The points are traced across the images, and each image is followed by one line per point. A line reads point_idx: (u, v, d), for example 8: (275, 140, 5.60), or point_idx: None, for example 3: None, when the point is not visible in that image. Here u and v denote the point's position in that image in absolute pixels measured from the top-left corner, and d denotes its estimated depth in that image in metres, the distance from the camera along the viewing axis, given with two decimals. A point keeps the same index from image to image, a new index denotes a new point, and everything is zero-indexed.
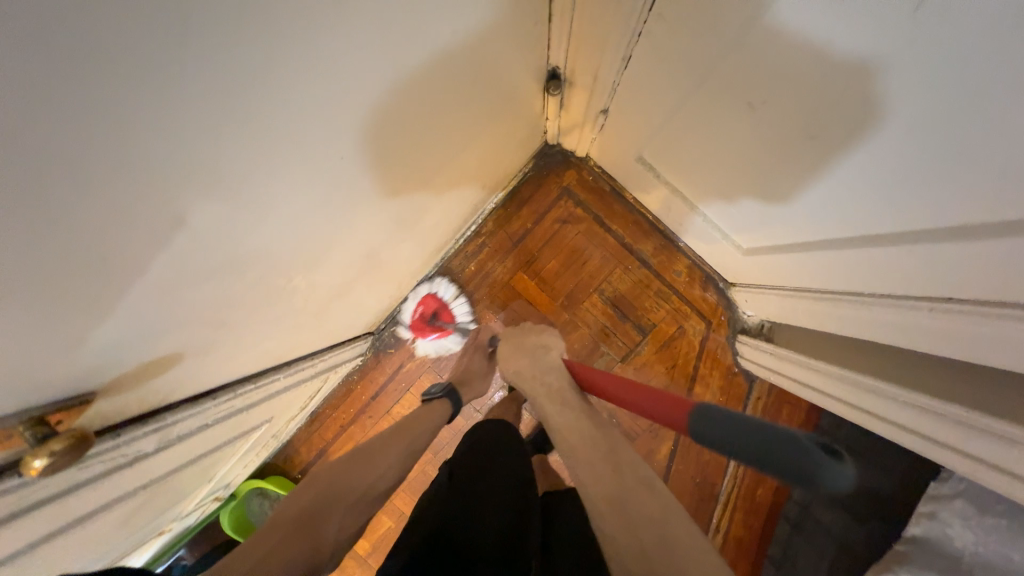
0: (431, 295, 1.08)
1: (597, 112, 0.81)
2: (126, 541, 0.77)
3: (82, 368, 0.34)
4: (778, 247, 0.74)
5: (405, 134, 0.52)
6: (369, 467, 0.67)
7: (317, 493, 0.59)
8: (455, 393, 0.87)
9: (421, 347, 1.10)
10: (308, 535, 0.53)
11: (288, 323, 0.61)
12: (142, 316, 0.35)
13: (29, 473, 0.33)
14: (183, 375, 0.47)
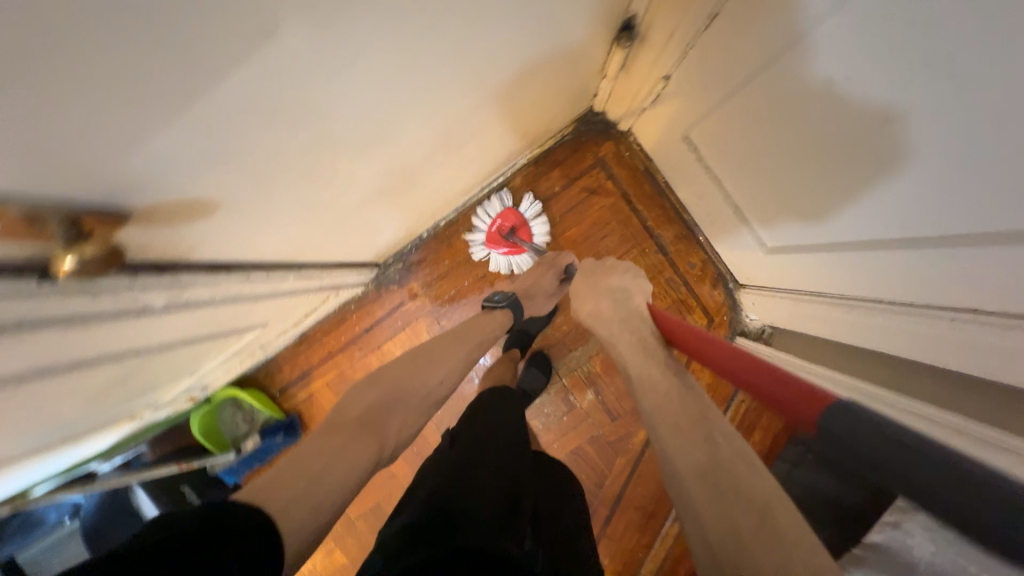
0: (512, 209, 1.03)
1: (657, 79, 0.77)
2: (96, 414, 0.75)
3: (129, 177, 0.32)
4: (800, 247, 0.73)
5: (480, 43, 0.49)
6: (430, 373, 0.71)
7: (376, 400, 0.63)
8: (519, 307, 0.87)
9: (493, 261, 1.05)
10: (370, 440, 0.57)
11: (315, 215, 0.59)
12: (197, 138, 0.34)
13: (56, 275, 0.32)
14: (209, 237, 0.46)
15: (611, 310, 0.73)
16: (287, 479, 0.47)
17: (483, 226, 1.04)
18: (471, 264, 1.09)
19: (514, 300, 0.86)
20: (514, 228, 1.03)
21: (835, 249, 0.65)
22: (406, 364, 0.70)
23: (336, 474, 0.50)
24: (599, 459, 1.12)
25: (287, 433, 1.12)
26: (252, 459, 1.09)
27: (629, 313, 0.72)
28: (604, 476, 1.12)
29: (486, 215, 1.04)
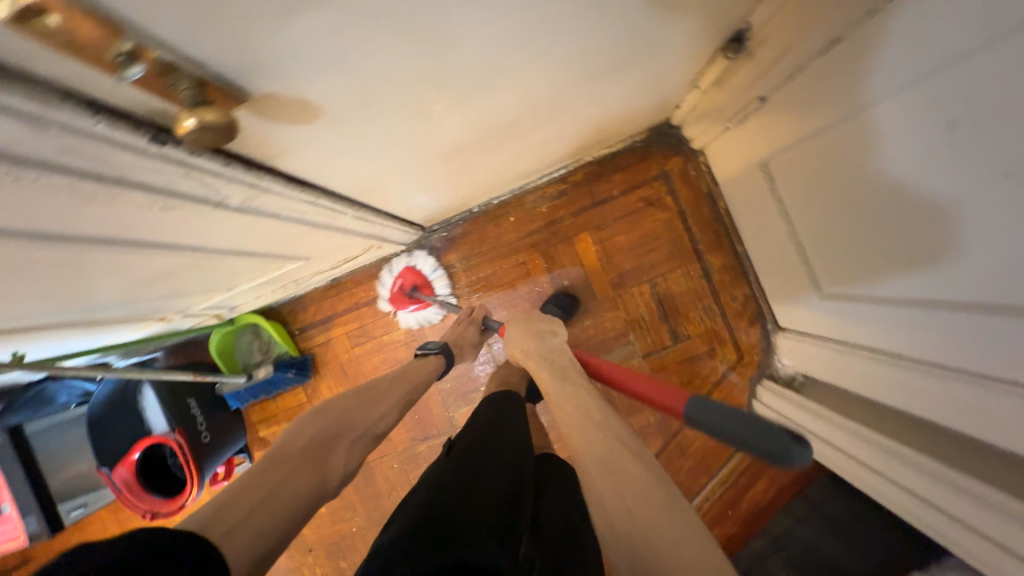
0: (409, 267, 1.07)
1: (750, 100, 0.75)
2: (127, 306, 0.76)
3: (262, 58, 0.32)
4: (854, 295, 0.71)
5: (601, 12, 0.48)
6: (371, 408, 0.68)
7: (322, 431, 0.61)
8: (449, 354, 0.83)
9: (404, 319, 1.08)
10: (309, 472, 0.57)
11: (396, 153, 0.59)
12: (330, 35, 0.34)
13: (177, 131, 0.31)
14: (300, 146, 0.46)
15: (534, 346, 0.70)
16: (231, 509, 0.47)
17: (385, 289, 1.07)
18: (513, 249, 1.09)
19: (446, 348, 0.83)
20: (414, 287, 1.06)
21: (891, 299, 0.63)
22: (345, 397, 0.67)
23: (268, 510, 0.50)
24: None
25: (298, 371, 1.12)
26: (258, 389, 1.11)
27: (561, 352, 0.69)
28: None
29: (386, 278, 1.08)
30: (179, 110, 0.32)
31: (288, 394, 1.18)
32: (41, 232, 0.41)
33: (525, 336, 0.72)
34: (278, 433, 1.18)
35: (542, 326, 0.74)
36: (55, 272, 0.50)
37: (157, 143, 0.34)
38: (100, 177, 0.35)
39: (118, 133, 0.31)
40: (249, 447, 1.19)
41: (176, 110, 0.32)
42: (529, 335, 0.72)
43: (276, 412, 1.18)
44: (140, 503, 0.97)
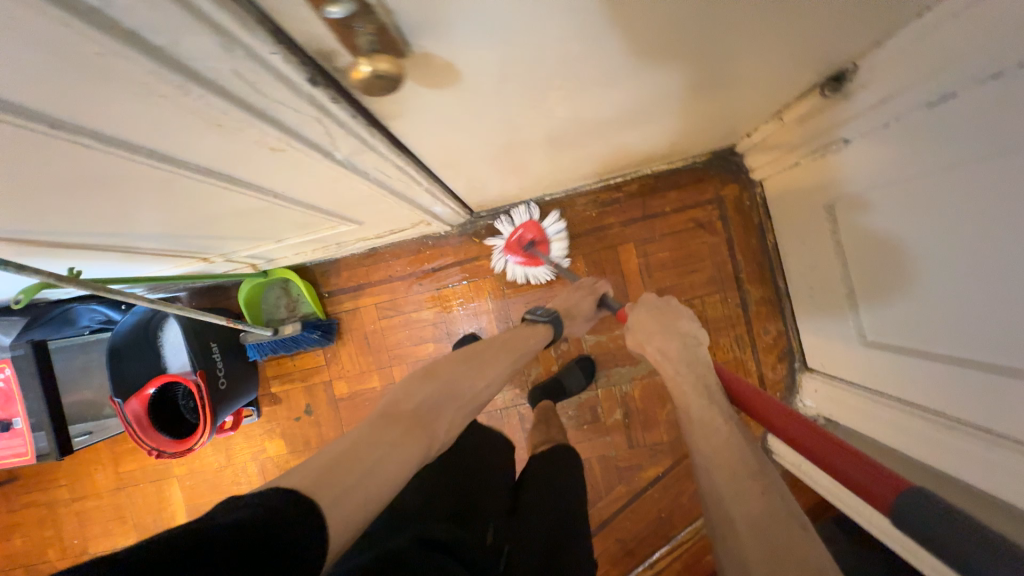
0: (532, 221, 1.05)
1: (829, 141, 0.75)
2: (177, 240, 0.75)
3: (437, 21, 0.32)
4: (901, 347, 0.72)
5: (736, 28, 0.48)
6: (477, 376, 0.69)
7: (432, 395, 0.61)
8: (558, 323, 0.85)
9: (510, 271, 1.08)
10: (419, 431, 0.55)
11: (494, 133, 0.59)
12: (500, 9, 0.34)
13: (351, 77, 0.32)
14: (418, 110, 0.45)
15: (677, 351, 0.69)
16: (337, 476, 0.43)
17: (504, 235, 1.06)
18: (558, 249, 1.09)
19: (555, 318, 0.85)
20: (535, 242, 1.05)
21: (942, 356, 0.64)
22: (455, 364, 0.68)
23: (385, 470, 0.47)
24: (600, 478, 1.11)
25: (323, 334, 1.11)
26: (281, 344, 1.11)
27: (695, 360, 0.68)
28: (600, 496, 1.11)
29: (509, 226, 1.06)
30: (353, 62, 0.33)
31: (307, 354, 1.17)
32: (157, 151, 0.41)
33: (667, 337, 0.70)
34: (292, 391, 1.18)
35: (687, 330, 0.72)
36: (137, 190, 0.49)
37: (310, 84, 0.34)
38: (244, 111, 0.35)
39: (286, 66, 0.31)
40: (258, 401, 1.19)
41: (352, 56, 0.32)
42: (667, 332, 0.72)
43: (292, 370, 1.18)
44: (147, 439, 0.96)
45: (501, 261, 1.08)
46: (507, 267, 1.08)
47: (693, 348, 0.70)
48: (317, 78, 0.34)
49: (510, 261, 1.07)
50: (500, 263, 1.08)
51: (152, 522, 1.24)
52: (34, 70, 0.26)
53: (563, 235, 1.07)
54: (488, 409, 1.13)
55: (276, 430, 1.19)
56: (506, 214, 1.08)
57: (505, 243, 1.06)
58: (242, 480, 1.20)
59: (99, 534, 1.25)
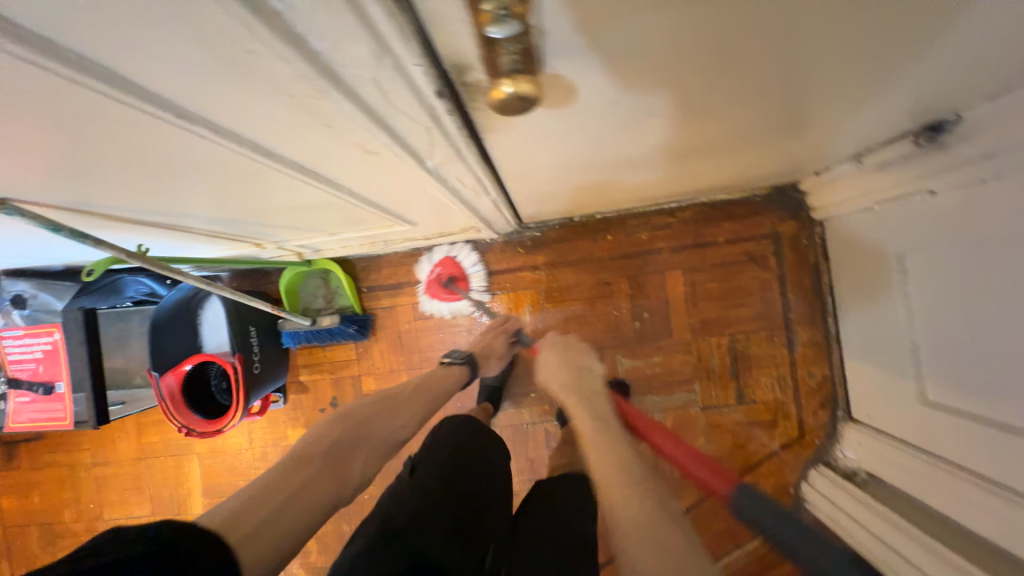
0: (449, 258, 1.10)
1: (912, 191, 0.72)
2: (240, 226, 0.75)
3: (573, 37, 0.31)
4: (962, 411, 0.69)
5: (853, 68, 0.46)
6: (394, 416, 0.68)
7: (342, 436, 0.60)
8: (474, 364, 0.84)
9: (434, 308, 1.11)
10: (329, 475, 0.55)
11: (578, 151, 0.57)
12: (638, 32, 0.33)
13: (490, 97, 0.31)
14: (521, 126, 0.45)
15: (576, 388, 0.77)
16: (255, 508, 0.46)
17: (424, 274, 1.11)
18: (601, 268, 1.08)
19: (471, 359, 0.84)
20: (451, 278, 1.09)
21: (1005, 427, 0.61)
22: (369, 404, 0.67)
23: (290, 515, 0.48)
24: None
25: (358, 328, 1.11)
26: (317, 335, 1.11)
27: (591, 393, 0.77)
28: None
29: (429, 262, 1.11)
30: (490, 82, 0.32)
31: (339, 346, 1.17)
32: (256, 143, 0.40)
33: (567, 373, 0.80)
34: (319, 382, 1.18)
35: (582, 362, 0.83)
36: (215, 173, 0.49)
37: (438, 95, 0.34)
38: (367, 116, 0.34)
39: (424, 76, 0.31)
40: (285, 387, 1.19)
41: (493, 73, 0.31)
42: (567, 367, 0.82)
43: (322, 361, 1.18)
44: (178, 415, 0.97)
45: (423, 298, 1.11)
46: (431, 304, 1.11)
47: (589, 376, 0.80)
48: (444, 90, 0.34)
49: (432, 298, 1.11)
50: (422, 299, 1.11)
51: (168, 496, 1.24)
52: (181, 50, 0.26)
53: (481, 268, 1.10)
54: (515, 422, 1.12)
55: (300, 418, 1.19)
56: (427, 253, 1.12)
57: (426, 280, 1.11)
58: (261, 465, 1.20)
59: (115, 501, 1.27)
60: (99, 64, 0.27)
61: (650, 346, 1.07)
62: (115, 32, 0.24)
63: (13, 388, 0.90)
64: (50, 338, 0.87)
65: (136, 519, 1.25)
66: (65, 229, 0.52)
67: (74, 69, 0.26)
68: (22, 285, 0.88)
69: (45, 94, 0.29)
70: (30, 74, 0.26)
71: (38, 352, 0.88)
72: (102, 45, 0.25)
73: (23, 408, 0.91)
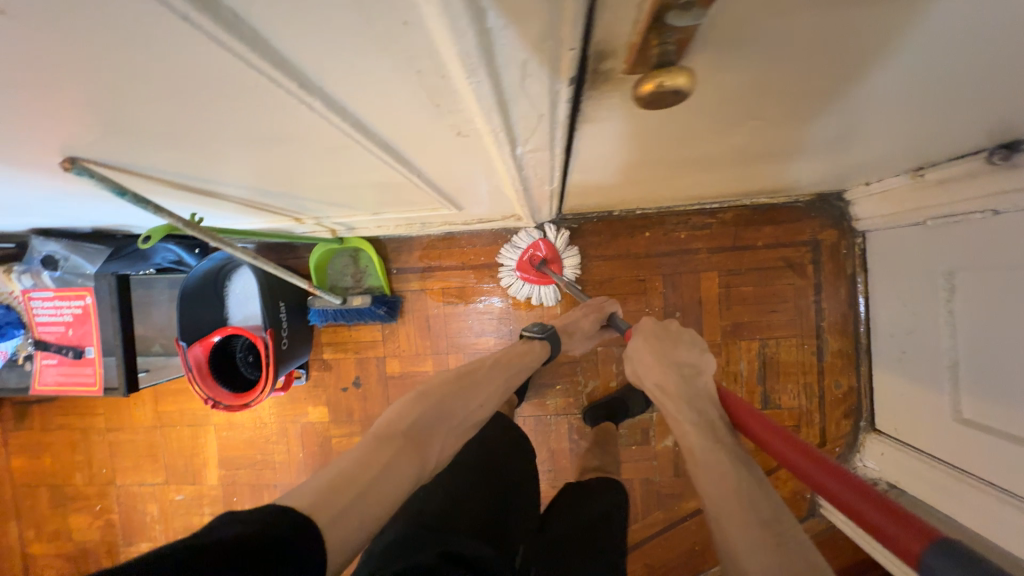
0: (544, 241, 1.04)
1: (971, 209, 0.72)
2: (290, 199, 0.73)
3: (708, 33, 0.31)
4: (996, 430, 0.70)
5: (953, 85, 0.45)
6: (473, 394, 0.66)
7: (424, 415, 0.58)
8: (554, 341, 0.84)
9: (521, 290, 1.07)
10: (410, 454, 0.52)
11: (656, 147, 0.56)
12: (772, 34, 0.32)
13: (636, 91, 0.30)
14: (624, 118, 0.43)
15: (673, 385, 0.60)
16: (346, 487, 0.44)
17: (515, 255, 1.05)
18: (637, 264, 1.07)
19: (552, 334, 0.84)
20: (545, 261, 1.03)
21: None
22: (445, 385, 0.64)
23: (381, 491, 0.46)
24: (639, 499, 1.10)
25: (388, 310, 1.11)
26: (347, 314, 1.10)
27: (698, 391, 0.59)
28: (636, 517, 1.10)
29: (520, 241, 1.05)
30: (637, 79, 0.31)
31: (365, 327, 1.16)
32: (356, 117, 0.39)
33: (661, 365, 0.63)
34: (343, 362, 1.17)
35: (685, 360, 0.64)
36: (291, 146, 0.47)
37: (574, 81, 0.33)
38: (492, 100, 0.33)
39: (572, 62, 0.30)
40: (308, 364, 1.18)
41: (643, 67, 0.30)
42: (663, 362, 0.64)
43: (347, 340, 1.17)
44: (203, 387, 0.96)
45: (511, 279, 1.07)
46: (520, 286, 1.07)
47: (694, 380, 0.61)
48: (577, 77, 0.33)
49: (521, 280, 1.06)
50: (509, 280, 1.07)
51: (183, 465, 1.24)
52: (336, 18, 0.25)
53: (574, 251, 1.05)
54: (539, 413, 1.12)
55: (322, 396, 1.18)
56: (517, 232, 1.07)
57: (516, 262, 1.06)
58: (279, 440, 1.20)
59: (128, 468, 1.26)
60: (243, 20, 0.26)
61: None
62: None
63: (41, 350, 0.89)
64: (81, 301, 0.86)
65: (150, 486, 1.25)
66: (130, 193, 0.52)
67: (219, 24, 0.25)
68: (52, 246, 0.86)
69: (177, 48, 0.28)
70: (170, 24, 0.25)
71: (68, 315, 0.87)
72: (260, 5, 0.24)
73: (48, 370, 0.90)
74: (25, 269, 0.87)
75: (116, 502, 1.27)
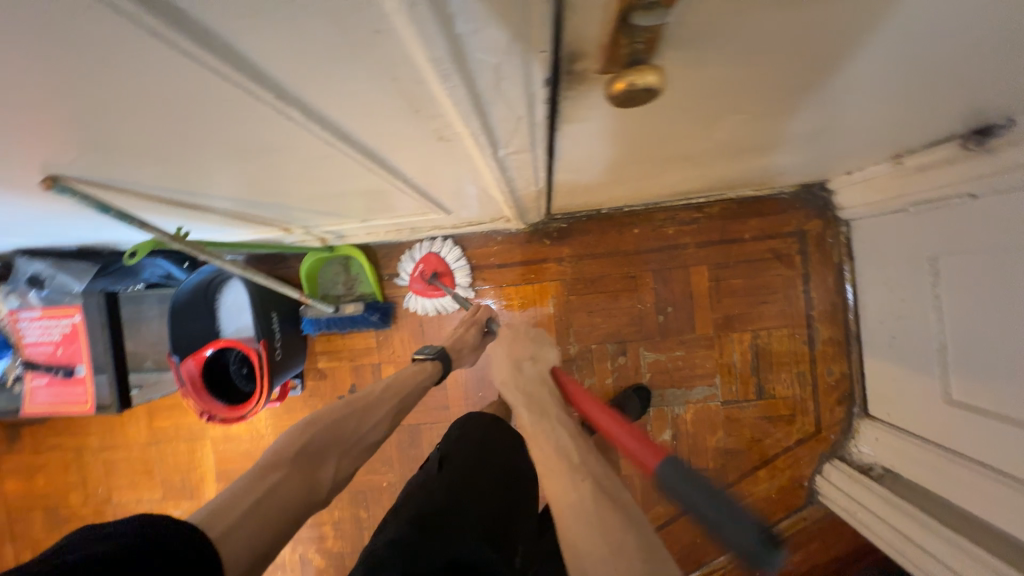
0: (431, 254, 1.08)
1: (949, 194, 0.73)
2: (277, 210, 0.73)
3: (683, 33, 0.32)
4: (983, 410, 0.71)
5: (925, 75, 0.47)
6: (365, 418, 0.66)
7: (315, 437, 0.60)
8: (445, 359, 0.78)
9: (417, 303, 1.10)
10: (297, 479, 0.55)
11: (640, 144, 0.57)
12: (747, 32, 0.33)
13: (611, 89, 0.30)
14: (605, 118, 0.44)
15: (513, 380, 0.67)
16: (235, 502, 0.48)
17: (407, 271, 1.09)
18: (625, 261, 1.08)
19: (440, 353, 0.78)
20: (435, 273, 1.07)
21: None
22: (338, 407, 0.65)
23: (259, 520, 0.48)
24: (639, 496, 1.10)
25: (381, 316, 1.11)
26: (340, 322, 1.10)
27: (534, 383, 0.66)
28: None
29: (411, 259, 1.09)
30: (611, 79, 0.32)
31: (359, 334, 1.16)
32: (339, 128, 0.40)
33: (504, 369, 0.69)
34: (338, 370, 1.17)
35: (523, 353, 0.70)
36: (274, 157, 0.48)
37: (551, 83, 0.33)
38: (469, 106, 0.34)
39: (546, 64, 0.30)
40: (304, 374, 1.18)
41: (613, 69, 0.30)
42: (510, 366, 0.69)
43: (341, 348, 1.17)
44: (198, 401, 0.95)
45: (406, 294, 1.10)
46: (416, 300, 1.09)
47: (525, 368, 0.68)
48: (552, 81, 0.34)
49: (416, 294, 1.09)
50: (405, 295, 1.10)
51: (180, 481, 1.23)
52: (309, 29, 0.26)
53: (464, 262, 1.08)
54: None
55: (318, 405, 1.18)
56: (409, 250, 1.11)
57: (409, 277, 1.09)
58: None
59: (125, 486, 1.25)
60: (220, 39, 0.26)
61: (673, 339, 1.08)
62: (259, 12, 0.24)
63: (30, 370, 0.88)
64: (69, 320, 0.86)
65: (148, 503, 1.24)
66: (111, 208, 0.52)
67: (197, 43, 0.26)
68: (37, 265, 0.85)
69: (152, 65, 0.28)
70: (149, 47, 0.26)
71: (57, 334, 0.87)
72: (234, 19, 0.25)
73: (39, 391, 0.90)
74: (10, 289, 0.86)
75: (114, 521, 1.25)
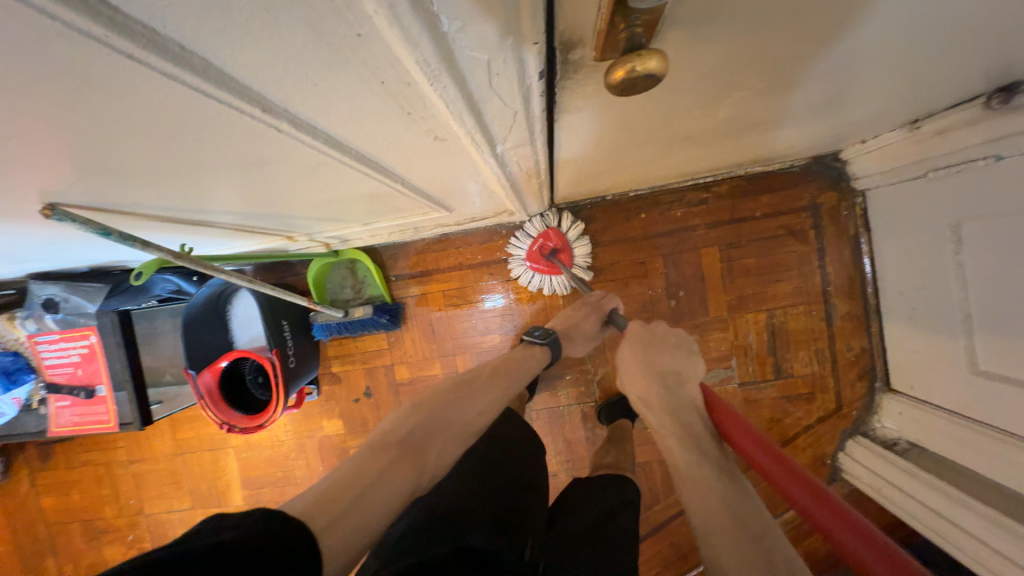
0: (554, 230, 1.02)
1: (971, 156, 0.69)
2: (278, 220, 0.73)
3: (678, 15, 0.30)
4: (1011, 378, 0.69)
5: (936, 38, 0.44)
6: (474, 401, 0.63)
7: (419, 424, 0.55)
8: (556, 346, 0.82)
9: (529, 280, 1.06)
10: (407, 466, 0.49)
11: (641, 130, 0.55)
12: (746, 8, 0.31)
13: (608, 79, 0.29)
14: (602, 106, 0.43)
15: (657, 399, 0.62)
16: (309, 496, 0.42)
17: (523, 245, 1.03)
18: (634, 247, 1.06)
19: (553, 339, 0.82)
20: (554, 250, 1.02)
21: None
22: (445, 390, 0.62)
23: (373, 504, 0.44)
24: (659, 482, 1.10)
25: (391, 318, 1.11)
26: (349, 325, 1.10)
27: (683, 405, 0.60)
28: (658, 499, 1.10)
29: (523, 237, 1.04)
30: (607, 65, 0.30)
31: (370, 337, 1.16)
32: (329, 136, 0.39)
33: (647, 378, 0.64)
34: (352, 373, 1.18)
35: (669, 367, 0.65)
36: (266, 169, 0.47)
37: (544, 75, 0.32)
38: (459, 105, 0.33)
39: (535, 58, 0.29)
40: (318, 379, 1.19)
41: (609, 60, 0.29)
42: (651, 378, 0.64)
43: (352, 351, 1.18)
44: (217, 413, 0.97)
45: (520, 270, 1.05)
46: (531, 277, 1.05)
47: (679, 388, 0.62)
48: (545, 73, 0.32)
49: (529, 270, 1.05)
50: (519, 271, 1.05)
51: (207, 489, 1.26)
52: (291, 39, 0.25)
53: (584, 238, 1.03)
54: (551, 405, 1.12)
55: (335, 409, 1.19)
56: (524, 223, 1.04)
57: (525, 252, 1.04)
58: (297, 456, 1.21)
59: (155, 496, 1.28)
60: (198, 55, 0.25)
61: (686, 323, 1.07)
62: (232, 23, 0.23)
63: (53, 393, 0.91)
64: (86, 341, 0.87)
65: (177, 512, 1.27)
66: (113, 231, 0.51)
67: (176, 64, 0.25)
68: (52, 289, 0.85)
69: (134, 88, 0.27)
70: (126, 68, 0.25)
71: (76, 355, 0.88)
72: (209, 34, 0.24)
73: (64, 412, 0.92)
74: (28, 315, 0.87)
75: (147, 531, 1.29)
